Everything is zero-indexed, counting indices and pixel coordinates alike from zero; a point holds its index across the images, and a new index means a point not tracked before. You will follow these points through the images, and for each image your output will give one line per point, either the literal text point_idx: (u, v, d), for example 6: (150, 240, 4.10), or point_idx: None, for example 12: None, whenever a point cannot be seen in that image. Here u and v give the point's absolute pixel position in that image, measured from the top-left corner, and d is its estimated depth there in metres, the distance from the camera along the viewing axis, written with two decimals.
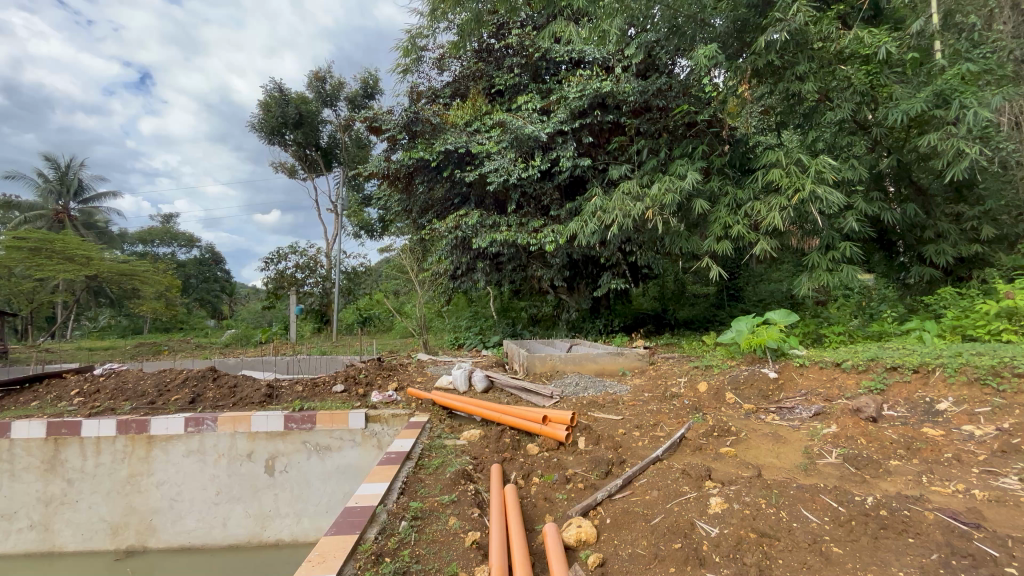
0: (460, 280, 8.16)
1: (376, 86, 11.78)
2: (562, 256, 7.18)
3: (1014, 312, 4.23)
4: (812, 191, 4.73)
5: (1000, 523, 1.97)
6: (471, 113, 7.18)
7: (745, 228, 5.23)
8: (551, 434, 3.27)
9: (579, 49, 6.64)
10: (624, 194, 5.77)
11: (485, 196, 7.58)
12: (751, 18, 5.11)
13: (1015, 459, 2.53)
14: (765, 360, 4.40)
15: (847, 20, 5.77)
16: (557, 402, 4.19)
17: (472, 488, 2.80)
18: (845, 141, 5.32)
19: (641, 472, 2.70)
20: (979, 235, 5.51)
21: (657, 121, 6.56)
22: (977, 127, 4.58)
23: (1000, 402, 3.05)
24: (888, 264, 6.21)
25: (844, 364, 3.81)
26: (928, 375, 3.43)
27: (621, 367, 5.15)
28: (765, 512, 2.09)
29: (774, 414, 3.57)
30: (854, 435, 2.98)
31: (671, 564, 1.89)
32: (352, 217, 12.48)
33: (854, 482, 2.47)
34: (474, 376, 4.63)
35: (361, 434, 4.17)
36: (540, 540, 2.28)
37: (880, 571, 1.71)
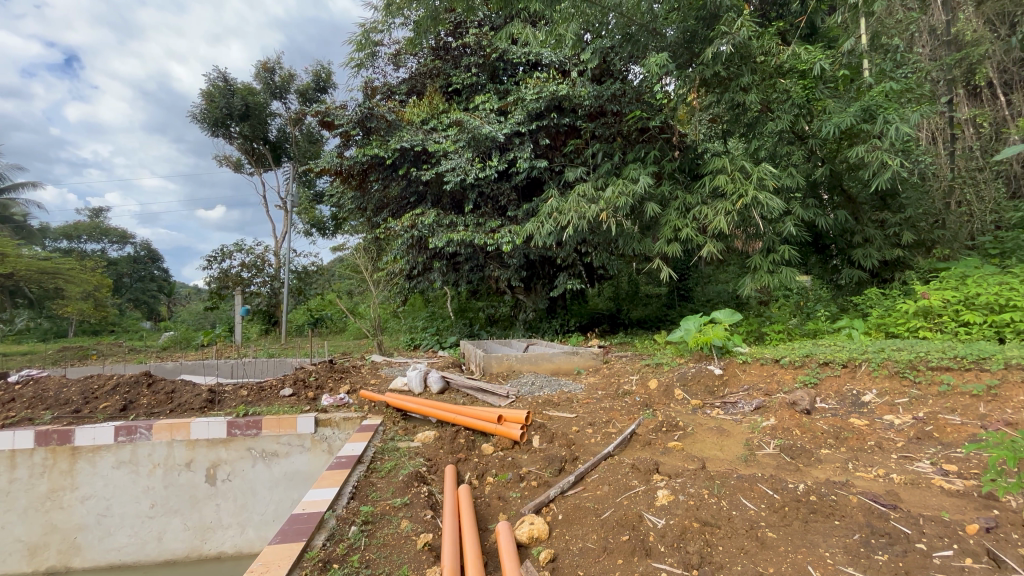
0: (416, 280, 8.06)
1: (330, 79, 11.44)
2: (518, 257, 7.22)
3: (929, 311, 4.63)
4: (754, 197, 5.00)
5: (914, 503, 2.15)
6: (428, 111, 7.10)
7: (694, 230, 5.46)
8: (506, 434, 3.28)
9: (536, 52, 6.71)
10: (579, 196, 5.88)
11: (442, 195, 7.52)
12: (699, 30, 5.29)
13: (928, 445, 2.77)
14: (711, 358, 4.60)
15: (786, 37, 6.15)
16: (513, 401, 4.20)
17: (426, 490, 2.76)
18: (784, 150, 5.65)
19: (592, 468, 2.76)
20: (900, 240, 5.99)
21: (612, 125, 6.66)
22: (899, 141, 4.98)
23: (916, 392, 3.33)
24: (822, 266, 6.64)
25: (782, 359, 4.04)
26: (856, 369, 3.70)
27: (576, 366, 5.25)
28: (708, 502, 2.19)
29: (719, 409, 3.75)
30: (790, 427, 3.17)
31: (619, 556, 1.95)
32: (304, 215, 12.05)
33: (789, 470, 2.64)
34: (429, 377, 4.58)
35: (311, 439, 4.03)
36: (493, 539, 2.29)
37: (809, 552, 1.82)
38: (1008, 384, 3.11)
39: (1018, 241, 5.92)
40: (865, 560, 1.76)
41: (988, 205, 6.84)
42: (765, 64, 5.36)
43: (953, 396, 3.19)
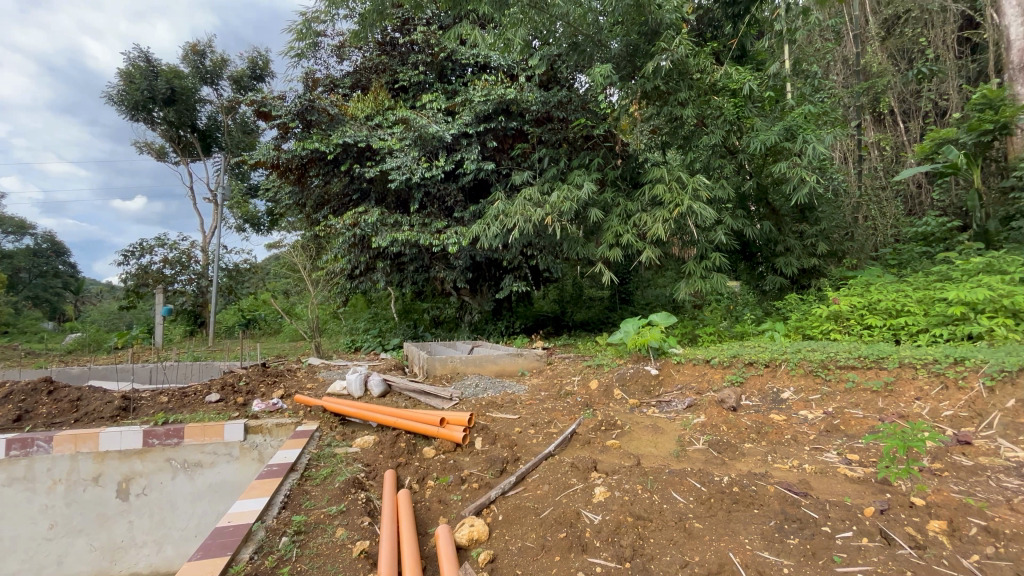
0: (358, 280, 7.82)
1: (267, 68, 10.87)
2: (464, 258, 7.20)
3: (839, 315, 5.07)
4: (689, 206, 5.28)
5: (823, 490, 2.36)
6: (373, 107, 6.92)
7: (634, 236, 5.68)
8: (449, 437, 3.24)
9: (484, 54, 6.72)
10: (525, 200, 5.93)
11: (387, 194, 7.35)
12: (641, 44, 5.52)
13: (836, 437, 3.04)
14: (648, 358, 4.80)
15: (720, 57, 6.56)
16: (456, 403, 4.16)
17: (363, 496, 2.68)
18: (717, 163, 6.00)
19: (533, 468, 2.80)
20: (816, 250, 6.55)
21: (558, 131, 6.76)
22: (815, 159, 5.45)
23: (827, 389, 3.63)
24: (749, 273, 7.10)
25: (712, 360, 4.28)
26: (777, 368, 3.98)
27: (520, 367, 5.30)
28: (641, 497, 2.29)
29: (654, 407, 3.93)
30: (717, 423, 3.37)
31: (556, 552, 1.99)
32: (236, 209, 11.35)
33: (716, 464, 2.81)
34: (370, 380, 4.45)
35: (240, 447, 3.78)
36: (432, 543, 2.27)
37: (731, 539, 1.95)
38: (901, 380, 3.45)
39: (912, 253, 6.65)
40: (779, 545, 1.90)
41: (889, 220, 7.62)
42: (700, 81, 5.68)
43: (857, 392, 3.51)
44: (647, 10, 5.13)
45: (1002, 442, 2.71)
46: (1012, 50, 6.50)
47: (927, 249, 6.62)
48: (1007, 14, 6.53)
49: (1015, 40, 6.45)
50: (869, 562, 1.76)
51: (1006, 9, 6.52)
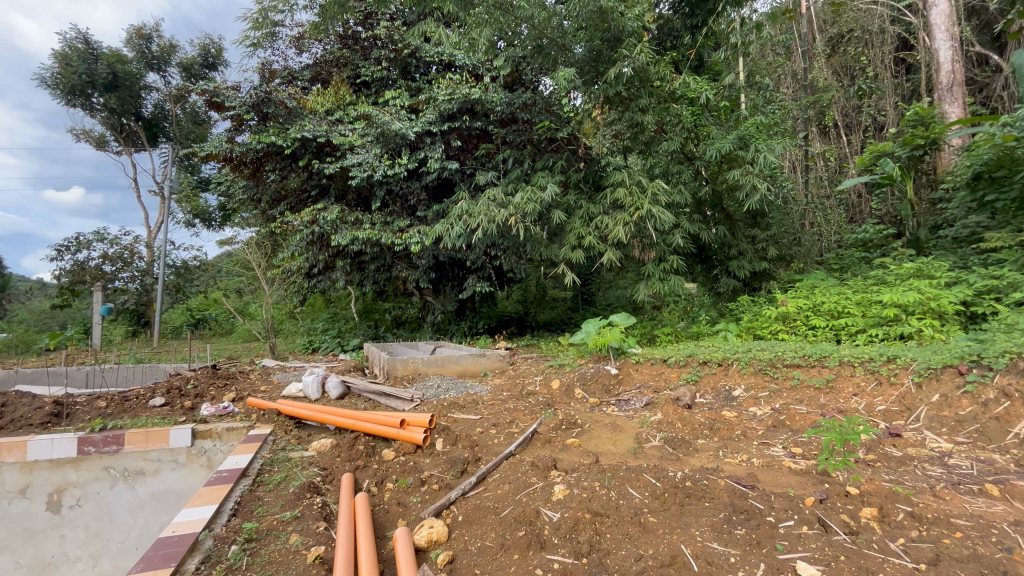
0: (317, 279, 7.62)
1: (220, 56, 10.39)
2: (427, 258, 7.13)
3: (787, 316, 5.35)
4: (648, 210, 5.44)
5: (769, 482, 2.49)
6: (333, 101, 6.74)
7: (595, 238, 5.79)
8: (409, 438, 3.19)
9: (449, 52, 6.67)
10: (489, 200, 5.94)
11: (347, 191, 7.19)
12: (604, 50, 5.62)
13: (782, 432, 3.20)
14: (608, 358, 4.91)
15: (679, 66, 6.78)
16: (417, 404, 4.11)
17: (319, 501, 2.61)
18: (675, 168, 6.19)
19: (494, 468, 2.81)
20: (766, 254, 6.86)
21: (522, 133, 6.79)
22: (766, 168, 5.71)
23: (774, 386, 3.80)
24: (705, 275, 7.34)
25: (669, 359, 4.41)
26: (729, 367, 4.12)
27: (482, 367, 5.29)
28: (599, 493, 2.35)
29: (614, 406, 4.02)
30: (673, 420, 3.49)
31: (515, 550, 2.02)
32: (185, 203, 10.80)
33: (671, 460, 2.91)
34: (327, 383, 4.34)
35: (186, 453, 3.59)
36: (390, 546, 2.24)
37: (683, 532, 2.03)
38: (841, 377, 3.65)
39: (852, 258, 7.09)
40: (726, 535, 1.99)
41: (832, 227, 8.09)
42: (660, 88, 5.84)
43: (801, 388, 3.69)
44: (610, 17, 5.23)
45: (928, 434, 2.93)
46: (942, 71, 7.03)
47: (865, 255, 7.08)
48: (937, 37, 7.05)
49: (944, 62, 6.99)
50: (808, 549, 1.87)
51: (936, 33, 7.04)
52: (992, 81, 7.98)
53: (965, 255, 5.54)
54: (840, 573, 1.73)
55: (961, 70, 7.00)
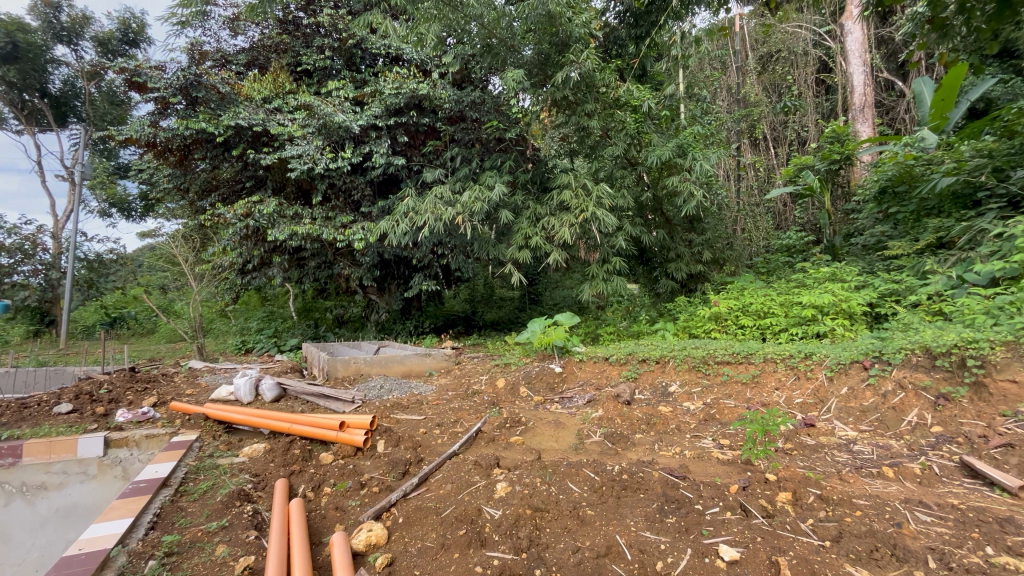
0: (251, 275, 7.23)
1: (142, 33, 9.59)
2: (372, 255, 6.96)
3: (718, 315, 5.69)
4: (593, 213, 5.60)
5: (699, 472, 2.64)
6: (272, 88, 6.40)
7: (542, 239, 5.87)
8: (348, 441, 3.08)
9: (397, 46, 6.53)
10: (436, 198, 5.89)
11: (286, 184, 6.87)
12: (552, 54, 5.70)
13: (712, 424, 3.41)
14: (553, 357, 5.01)
15: (624, 74, 7.00)
16: (359, 406, 3.98)
17: (250, 509, 2.47)
18: (620, 173, 6.41)
19: (436, 468, 2.79)
20: (701, 257, 7.24)
21: (470, 131, 6.75)
22: (702, 176, 6.03)
23: (706, 382, 4.02)
24: (646, 276, 7.63)
25: (611, 357, 4.57)
26: (666, 365, 4.32)
27: (427, 367, 5.22)
28: (539, 490, 2.40)
29: (557, 403, 4.12)
30: (613, 416, 3.62)
31: (455, 549, 2.02)
32: (100, 190, 9.87)
33: (610, 455, 3.02)
34: (261, 385, 4.13)
35: (98, 463, 3.32)
36: (326, 551, 2.17)
37: (618, 522, 2.12)
38: (765, 373, 3.89)
39: (778, 262, 7.60)
40: (658, 524, 2.09)
41: (761, 233, 8.64)
42: (605, 94, 6.02)
43: (730, 383, 3.92)
44: (559, 22, 5.33)
45: (837, 423, 3.22)
46: (855, 93, 7.73)
47: (789, 259, 7.63)
48: (852, 63, 7.74)
49: (858, 85, 7.68)
50: (730, 532, 2.00)
51: (852, 58, 7.71)
52: (896, 105, 8.87)
53: (872, 262, 6.12)
54: (757, 553, 1.86)
55: (871, 93, 7.72)
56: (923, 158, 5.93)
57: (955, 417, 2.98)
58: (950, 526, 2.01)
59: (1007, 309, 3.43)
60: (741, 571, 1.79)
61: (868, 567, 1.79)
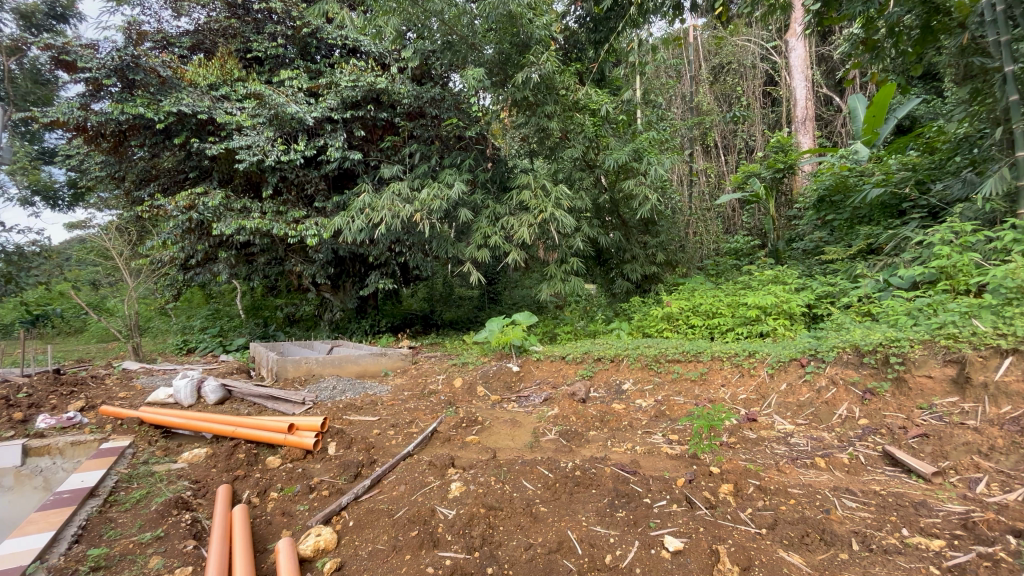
0: (194, 271, 6.85)
1: (71, 8, 8.94)
2: (325, 252, 6.76)
3: (670, 315, 5.91)
4: (551, 213, 5.65)
5: (649, 467, 2.73)
6: (218, 74, 6.08)
7: (501, 239, 5.89)
8: (297, 444, 2.98)
9: (354, 37, 6.36)
10: (393, 195, 5.80)
11: (233, 176, 6.56)
12: (513, 54, 5.71)
13: (662, 421, 3.52)
14: (510, 356, 5.03)
15: (584, 77, 7.11)
16: (310, 407, 3.84)
17: (189, 517, 2.35)
18: (578, 175, 6.51)
19: (389, 470, 2.74)
20: (656, 259, 7.46)
21: (430, 128, 6.66)
22: (656, 180, 6.22)
23: (658, 379, 4.15)
24: (604, 276, 7.78)
25: (567, 356, 4.67)
26: (620, 363, 4.44)
27: (383, 367, 5.12)
28: (493, 488, 2.42)
29: (514, 402, 4.14)
30: (568, 414, 3.69)
31: (407, 551, 1.99)
32: (20, 176, 9.06)
33: (564, 452, 3.08)
34: (204, 387, 3.93)
35: (14, 474, 3.02)
36: (271, 559, 2.09)
37: (571, 518, 2.16)
38: (712, 370, 4.07)
39: (727, 265, 7.92)
40: (609, 519, 2.15)
41: (711, 236, 8.98)
42: (565, 97, 6.07)
43: (680, 381, 4.08)
44: (519, 23, 5.34)
45: (777, 418, 3.41)
46: (798, 107, 8.21)
47: (737, 262, 7.98)
48: (795, 78, 8.21)
49: (800, 99, 8.16)
50: (675, 524, 2.08)
51: (795, 73, 8.18)
52: (834, 119, 9.49)
53: (810, 265, 6.50)
54: (699, 542, 1.94)
55: (812, 107, 8.22)
56: (856, 170, 6.38)
57: (880, 410, 3.19)
58: (872, 510, 2.18)
59: (925, 310, 3.71)
60: (684, 561, 1.86)
61: (799, 551, 1.91)
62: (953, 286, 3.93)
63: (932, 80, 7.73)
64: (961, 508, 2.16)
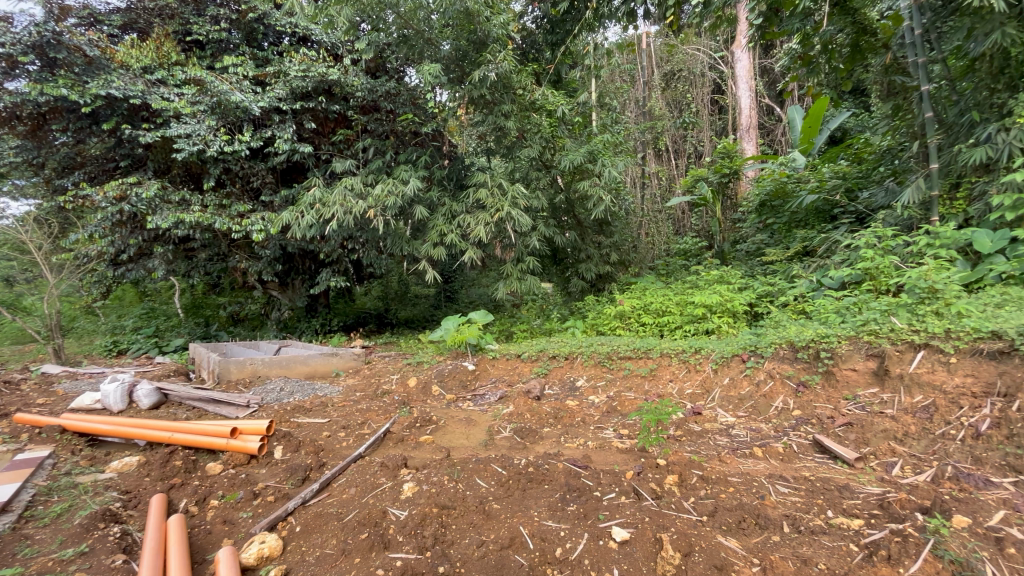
0: (126, 266, 6.39)
1: None
2: (272, 248, 6.50)
3: (622, 313, 6.10)
4: (507, 212, 5.67)
5: (599, 462, 2.81)
6: (154, 57, 5.68)
7: (457, 237, 5.86)
8: (240, 449, 2.85)
9: (304, 25, 6.14)
10: (345, 190, 5.64)
11: (171, 166, 6.17)
12: (470, 52, 5.67)
13: (613, 416, 3.63)
14: (466, 355, 5.02)
15: (540, 78, 7.18)
16: (255, 410, 3.69)
17: (118, 530, 2.19)
18: (535, 175, 6.56)
19: (340, 472, 2.68)
20: (610, 258, 7.63)
21: (384, 123, 6.58)
22: (610, 182, 6.37)
23: (610, 376, 4.26)
24: (560, 275, 7.89)
25: (523, 354, 4.73)
26: (574, 361, 4.54)
27: (334, 368, 4.97)
28: (446, 487, 2.41)
29: (469, 401, 4.14)
30: (523, 412, 3.73)
31: (356, 554, 1.95)
32: None
33: (518, 449, 3.11)
34: (136, 391, 3.67)
35: None
36: (210, 570, 1.99)
37: (523, 514, 2.19)
38: (661, 367, 4.22)
39: (676, 265, 8.12)
40: (560, 513, 2.19)
41: (662, 237, 9.28)
42: (522, 96, 6.08)
43: (631, 377, 4.21)
44: (476, 20, 5.31)
45: (720, 410, 3.60)
46: (742, 115, 8.63)
47: (686, 262, 8.22)
48: (740, 87, 8.63)
49: (744, 108, 8.59)
50: (623, 515, 2.15)
51: (740, 83, 8.60)
52: (775, 128, 10.06)
53: (752, 266, 6.85)
54: (644, 531, 2.02)
55: (755, 116, 8.66)
56: (793, 177, 6.82)
57: (811, 401, 3.42)
58: (802, 495, 2.34)
59: (852, 308, 3.99)
60: (629, 550, 1.93)
61: (736, 536, 2.03)
62: (876, 286, 4.23)
63: (860, 95, 8.34)
64: (878, 489, 2.36)
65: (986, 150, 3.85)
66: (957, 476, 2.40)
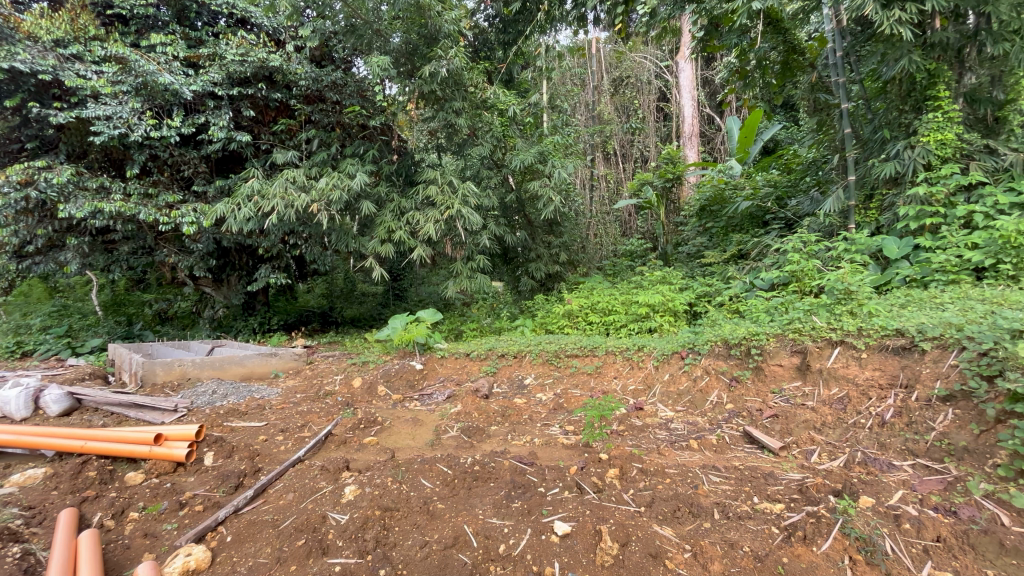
0: (33, 259, 5.78)
1: None
2: (205, 242, 6.11)
3: (571, 312, 6.22)
4: (457, 210, 5.62)
5: (545, 458, 2.85)
6: (68, 28, 5.12)
7: (405, 233, 5.75)
8: (166, 456, 2.66)
9: (242, 6, 5.85)
10: (287, 182, 5.39)
11: (87, 150, 5.65)
12: (421, 46, 5.58)
13: (560, 412, 3.71)
14: (414, 354, 4.95)
15: (491, 77, 7.18)
16: (183, 415, 3.46)
17: (19, 549, 1.98)
18: (486, 173, 6.54)
19: (277, 478, 2.56)
20: (559, 258, 7.74)
21: (330, 113, 6.32)
22: (560, 182, 6.46)
23: (557, 373, 4.35)
24: (510, 274, 7.92)
25: (472, 353, 4.72)
26: (523, 359, 4.58)
27: (273, 368, 4.73)
28: (390, 489, 2.37)
29: (416, 401, 4.08)
30: (471, 410, 3.73)
31: (292, 562, 1.88)
32: None
33: (465, 448, 3.10)
34: (44, 398, 3.34)
35: None
36: None
37: (467, 512, 2.19)
38: (606, 365, 4.33)
39: (623, 265, 8.32)
40: (506, 509, 2.21)
41: (609, 238, 9.52)
42: (472, 95, 6.04)
43: (577, 374, 4.31)
44: (427, 15, 5.24)
45: (660, 405, 3.77)
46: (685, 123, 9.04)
47: (631, 262, 8.50)
48: (684, 97, 9.02)
49: (687, 117, 8.99)
50: (566, 509, 2.20)
51: (683, 93, 8.99)
52: (715, 137, 10.60)
53: (693, 268, 7.17)
54: (585, 524, 2.07)
55: (697, 125, 9.09)
56: (730, 184, 7.23)
57: (743, 395, 3.64)
58: (731, 483, 2.48)
59: (780, 308, 4.27)
60: (571, 543, 1.98)
61: (671, 524, 2.12)
62: (801, 288, 4.54)
63: (790, 110, 8.95)
64: (799, 475, 2.55)
65: (895, 165, 4.24)
66: (865, 461, 2.65)
